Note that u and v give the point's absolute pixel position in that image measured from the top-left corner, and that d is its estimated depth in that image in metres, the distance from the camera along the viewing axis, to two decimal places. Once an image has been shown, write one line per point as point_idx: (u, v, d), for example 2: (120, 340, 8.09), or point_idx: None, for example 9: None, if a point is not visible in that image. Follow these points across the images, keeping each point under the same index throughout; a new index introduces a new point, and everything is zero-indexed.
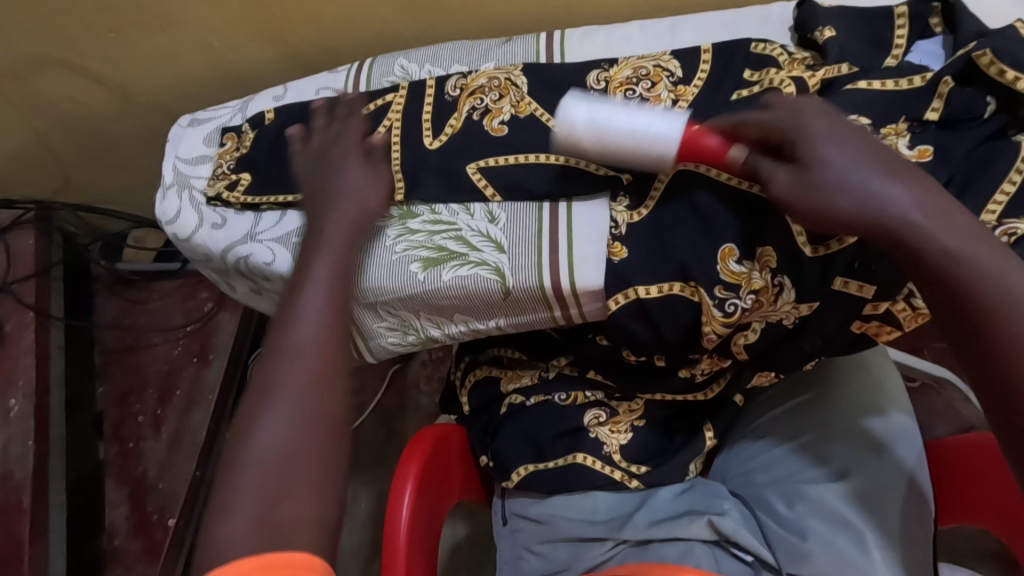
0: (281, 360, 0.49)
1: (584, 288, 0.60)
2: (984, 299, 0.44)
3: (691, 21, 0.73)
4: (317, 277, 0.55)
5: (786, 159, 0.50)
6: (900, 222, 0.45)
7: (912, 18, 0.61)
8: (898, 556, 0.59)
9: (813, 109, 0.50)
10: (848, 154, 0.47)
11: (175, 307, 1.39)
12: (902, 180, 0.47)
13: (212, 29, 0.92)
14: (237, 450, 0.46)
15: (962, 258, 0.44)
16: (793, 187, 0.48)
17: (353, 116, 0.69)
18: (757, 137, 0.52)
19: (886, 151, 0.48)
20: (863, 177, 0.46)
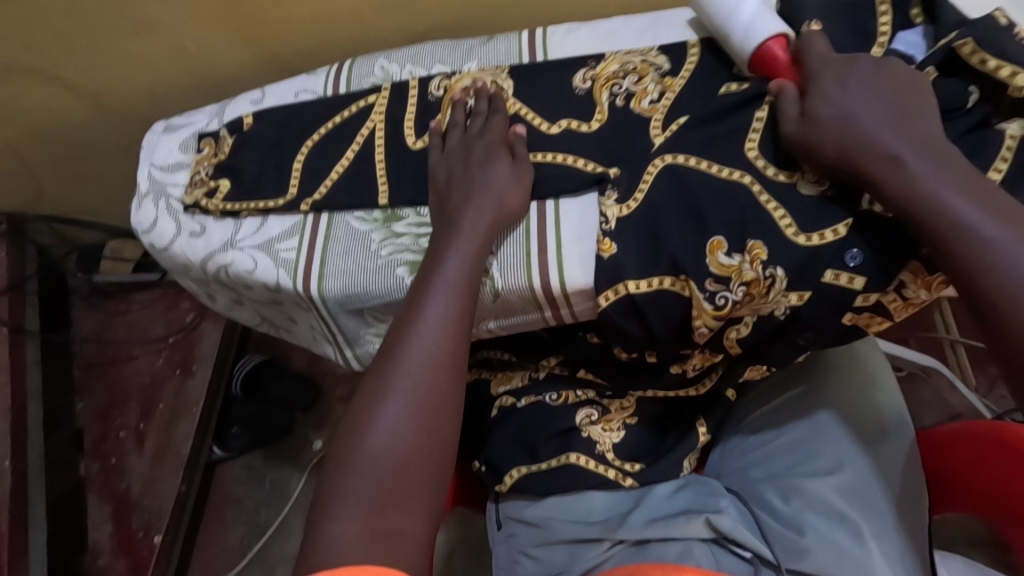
0: (395, 369, 0.54)
1: (573, 288, 0.58)
2: (960, 245, 0.46)
3: (673, 16, 0.72)
4: (443, 279, 0.57)
5: (801, 98, 0.54)
6: (888, 160, 0.49)
7: (894, 6, 0.61)
8: (891, 548, 0.59)
9: (849, 60, 0.53)
10: (860, 101, 0.51)
11: (156, 317, 1.37)
12: (907, 127, 0.50)
13: (185, 33, 0.89)
14: (352, 451, 0.51)
15: (954, 208, 0.46)
16: (798, 128, 0.53)
17: (495, 113, 0.66)
18: (802, 78, 0.55)
19: (893, 88, 0.51)
20: (858, 121, 0.50)
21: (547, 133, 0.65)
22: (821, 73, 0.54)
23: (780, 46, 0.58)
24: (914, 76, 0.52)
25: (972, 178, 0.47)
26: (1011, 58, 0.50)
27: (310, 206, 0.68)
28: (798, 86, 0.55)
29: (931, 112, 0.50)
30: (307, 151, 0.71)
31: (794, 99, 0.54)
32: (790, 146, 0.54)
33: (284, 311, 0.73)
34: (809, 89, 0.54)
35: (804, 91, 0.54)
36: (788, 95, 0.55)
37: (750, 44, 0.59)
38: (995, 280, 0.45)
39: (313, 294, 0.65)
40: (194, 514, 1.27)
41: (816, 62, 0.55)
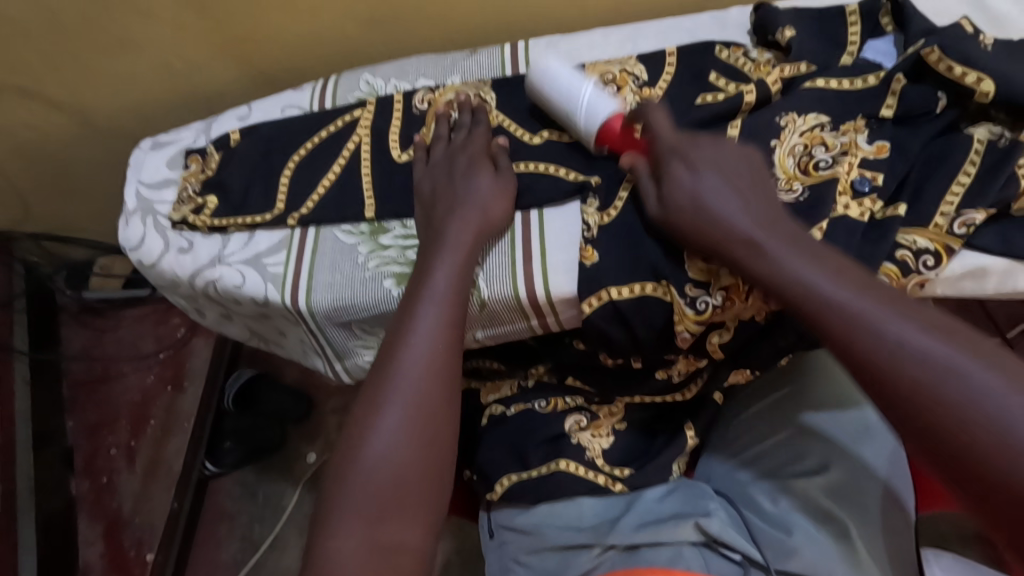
0: (390, 383, 0.54)
1: (558, 297, 0.59)
2: (829, 316, 0.46)
3: (651, 27, 0.73)
4: (433, 292, 0.57)
5: (656, 172, 0.55)
6: (751, 247, 0.50)
7: (863, 16, 0.63)
8: (877, 547, 0.60)
9: (688, 139, 0.55)
10: (711, 180, 0.52)
11: (147, 333, 1.37)
12: (757, 207, 0.51)
13: (171, 51, 0.90)
14: (349, 465, 0.52)
15: (816, 283, 0.47)
16: (659, 211, 0.54)
17: (477, 127, 0.67)
18: (650, 153, 0.56)
19: (741, 172, 0.53)
20: (706, 201, 0.51)
21: (530, 143, 0.66)
22: (677, 147, 0.55)
23: (620, 121, 0.59)
24: (748, 157, 0.54)
25: (826, 256, 0.48)
26: (976, 64, 0.52)
27: (297, 220, 0.68)
28: (653, 163, 0.56)
29: (774, 199, 0.52)
30: (294, 165, 0.71)
31: (650, 181, 0.56)
32: (656, 224, 0.55)
33: (273, 325, 0.73)
34: (665, 165, 0.54)
35: (658, 168, 0.55)
36: (646, 176, 0.56)
37: (589, 128, 0.61)
38: (867, 341, 0.44)
39: (302, 308, 0.66)
40: (187, 531, 1.26)
41: (661, 140, 0.55)
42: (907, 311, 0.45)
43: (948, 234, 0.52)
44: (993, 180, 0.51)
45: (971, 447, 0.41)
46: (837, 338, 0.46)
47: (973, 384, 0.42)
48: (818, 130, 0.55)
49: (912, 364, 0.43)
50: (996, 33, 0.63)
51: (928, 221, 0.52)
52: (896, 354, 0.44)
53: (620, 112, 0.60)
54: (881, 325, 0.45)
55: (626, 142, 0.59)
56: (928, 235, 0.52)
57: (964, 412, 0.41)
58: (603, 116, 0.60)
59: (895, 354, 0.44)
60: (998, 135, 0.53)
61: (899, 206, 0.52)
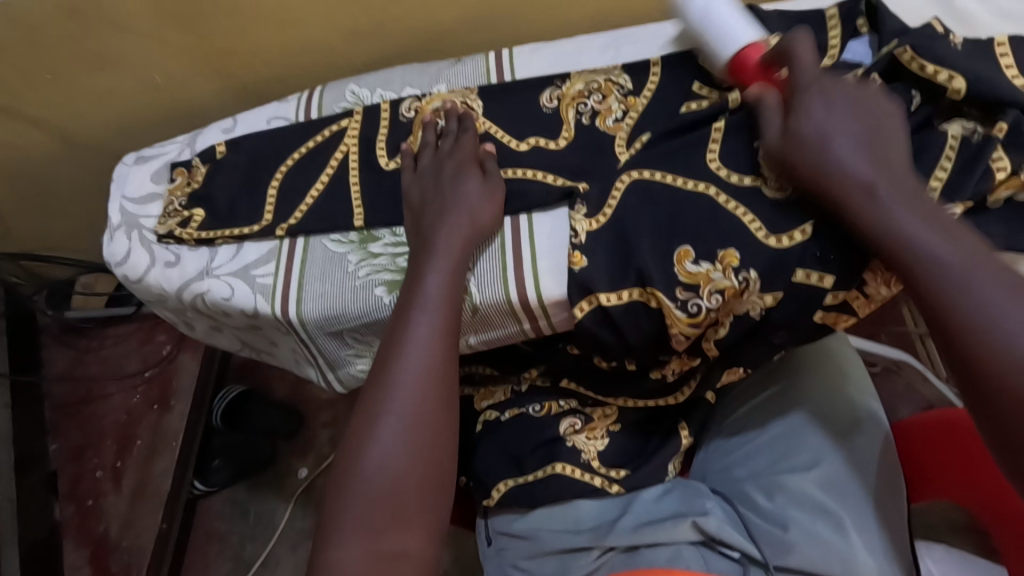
0: (385, 393, 0.54)
1: (550, 300, 0.60)
2: (933, 280, 0.47)
3: (633, 33, 0.74)
4: (426, 301, 0.57)
5: (785, 107, 0.55)
6: (865, 190, 0.50)
7: (842, 20, 0.64)
8: (872, 538, 0.61)
9: (833, 79, 0.54)
10: (839, 124, 0.51)
11: (131, 352, 1.35)
12: (878, 156, 0.51)
13: (153, 67, 0.90)
14: (347, 478, 0.52)
15: (921, 237, 0.48)
16: (778, 143, 0.54)
17: (463, 134, 0.67)
18: (783, 84, 0.56)
19: (873, 120, 0.52)
20: (834, 146, 0.51)
21: (517, 150, 0.67)
22: (808, 85, 0.54)
23: (756, 53, 0.60)
24: (887, 106, 0.53)
25: (926, 203, 0.49)
26: (947, 63, 0.54)
27: (285, 230, 0.68)
28: (783, 98, 0.55)
29: (903, 143, 0.52)
30: (281, 176, 0.71)
31: (774, 115, 0.55)
32: (767, 155, 0.55)
33: (263, 337, 0.73)
34: (795, 100, 0.54)
35: (788, 104, 0.54)
36: (773, 108, 0.55)
37: (726, 53, 0.61)
38: (959, 302, 0.46)
39: (292, 318, 0.65)
40: (177, 552, 1.23)
41: (804, 73, 0.54)
42: (1008, 277, 0.46)
43: None
44: (968, 176, 0.52)
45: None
46: (931, 300, 0.47)
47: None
48: None
49: (983, 326, 0.45)
50: (964, 32, 0.65)
51: None
52: (994, 330, 0.45)
53: (760, 44, 0.60)
54: (974, 292, 0.46)
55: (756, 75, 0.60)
56: None
57: None
58: (742, 44, 0.61)
59: (986, 323, 0.45)
60: (970, 130, 0.54)
61: None
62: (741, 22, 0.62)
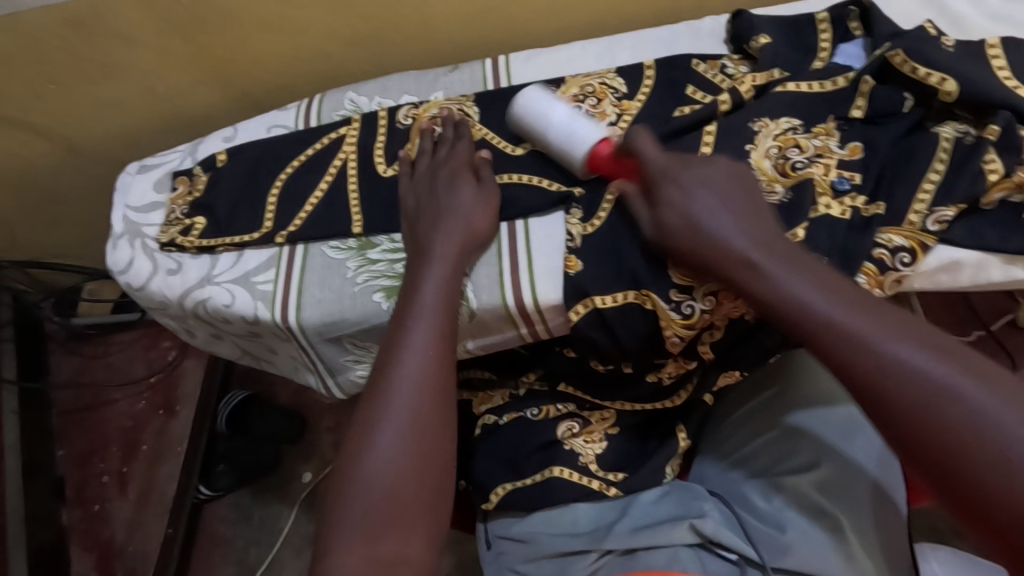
0: (382, 400, 0.55)
1: (546, 304, 0.60)
2: (835, 340, 0.46)
3: (628, 38, 0.74)
4: (423, 307, 0.58)
5: (650, 192, 0.55)
6: (745, 266, 0.50)
7: (832, 23, 0.64)
8: (869, 539, 0.61)
9: (682, 163, 0.54)
10: (702, 206, 0.52)
11: (136, 358, 1.36)
12: (756, 225, 0.51)
13: (155, 77, 0.91)
14: (345, 484, 0.52)
15: (810, 303, 0.47)
16: (657, 232, 0.54)
17: (457, 141, 0.67)
18: (640, 175, 0.57)
19: (745, 194, 0.53)
20: (704, 223, 0.51)
21: (513, 155, 0.67)
22: (666, 172, 0.55)
23: (607, 148, 0.60)
24: (734, 177, 0.54)
25: (808, 266, 0.49)
26: (939, 65, 0.54)
27: (285, 238, 0.69)
28: (643, 185, 0.56)
29: (765, 213, 0.52)
30: (281, 184, 0.72)
31: (644, 203, 0.56)
32: (655, 241, 0.55)
33: (263, 344, 0.73)
34: (656, 187, 0.55)
35: (651, 194, 0.55)
36: (637, 197, 0.56)
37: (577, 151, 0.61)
38: (867, 361, 0.44)
39: (292, 324, 0.66)
40: (182, 556, 1.24)
41: (654, 165, 0.55)
42: (900, 325, 0.46)
43: (921, 231, 0.53)
44: (960, 177, 0.53)
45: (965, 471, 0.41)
46: (842, 362, 0.46)
47: (957, 393, 0.42)
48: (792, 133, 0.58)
49: (890, 378, 0.44)
50: (957, 33, 0.65)
51: (902, 219, 0.53)
52: (901, 372, 0.43)
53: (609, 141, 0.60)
54: (877, 345, 0.45)
55: (613, 169, 0.60)
56: (903, 233, 0.53)
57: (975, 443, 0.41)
58: (590, 143, 0.60)
59: (889, 367, 0.44)
60: (963, 132, 0.54)
61: (878, 205, 0.54)
62: (569, 122, 0.62)
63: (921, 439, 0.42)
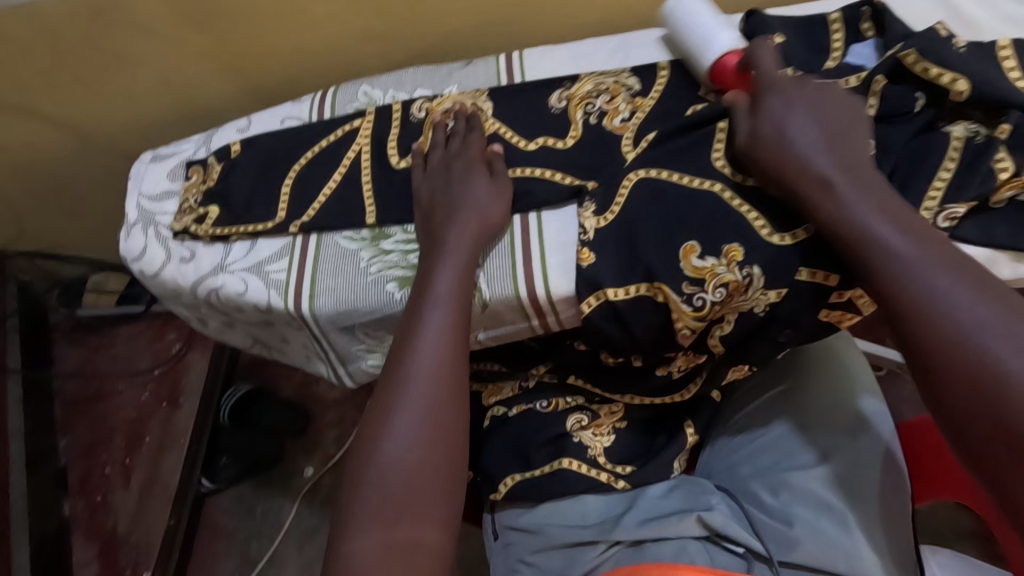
0: (400, 387, 0.55)
1: (559, 296, 0.60)
2: (893, 274, 0.48)
3: (641, 38, 0.75)
4: (439, 295, 0.58)
5: (755, 105, 0.57)
6: (823, 185, 0.52)
7: (845, 24, 0.65)
8: (878, 533, 0.61)
9: (796, 81, 0.57)
10: (798, 121, 0.54)
11: (142, 350, 1.37)
12: (841, 150, 0.54)
13: (169, 69, 0.92)
14: (361, 470, 0.53)
15: (872, 224, 0.50)
16: (746, 140, 0.56)
17: (469, 134, 0.69)
18: (755, 88, 0.59)
19: (840, 118, 0.55)
20: (793, 137, 0.54)
21: (525, 150, 0.68)
22: (776, 86, 0.57)
23: (735, 59, 0.64)
24: (851, 103, 0.56)
25: (887, 196, 0.51)
26: (951, 65, 0.55)
27: (299, 227, 0.69)
28: (753, 99, 0.58)
29: (864, 142, 0.55)
30: (296, 173, 0.73)
31: (746, 111, 0.58)
32: (738, 152, 0.57)
33: (275, 333, 0.74)
34: (759, 102, 0.57)
35: (756, 103, 0.57)
36: (743, 109, 0.58)
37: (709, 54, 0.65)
38: (908, 290, 0.47)
39: (305, 312, 0.66)
40: (184, 547, 1.24)
41: (765, 76, 0.58)
42: (960, 272, 0.47)
43: None
44: (972, 175, 0.53)
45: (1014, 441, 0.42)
46: (903, 302, 0.47)
47: (1008, 361, 0.43)
48: None
49: (951, 332, 0.45)
50: (970, 36, 0.66)
51: None
52: (956, 329, 0.45)
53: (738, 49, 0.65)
54: (935, 291, 0.46)
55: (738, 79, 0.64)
56: None
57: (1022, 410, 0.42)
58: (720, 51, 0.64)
59: (945, 317, 0.46)
60: (974, 132, 0.55)
61: None
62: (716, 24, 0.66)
63: (958, 389, 0.45)
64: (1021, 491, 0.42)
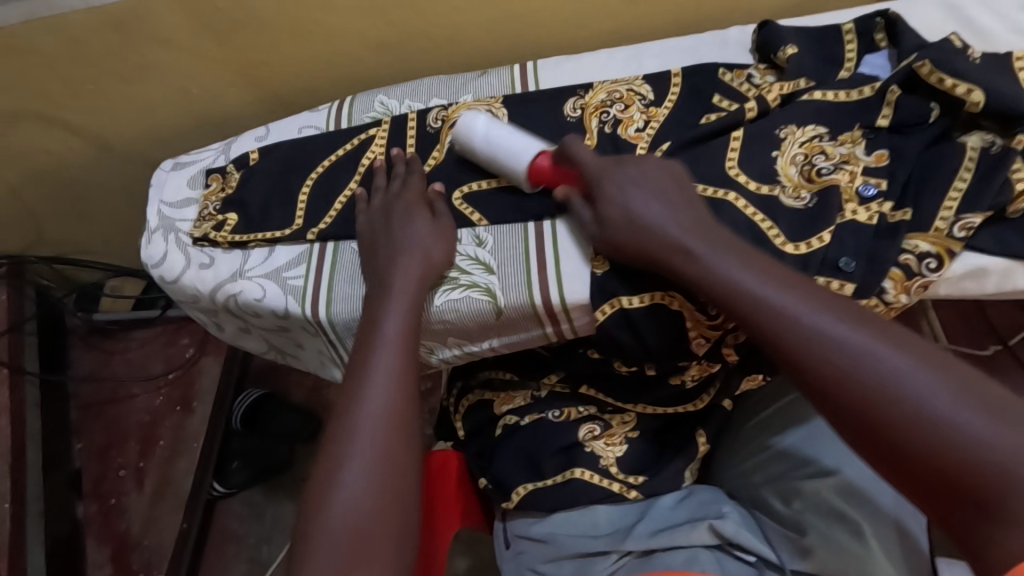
0: (348, 436, 0.55)
1: (573, 302, 0.61)
2: (779, 329, 0.48)
3: (655, 48, 0.76)
4: (386, 341, 0.58)
5: (592, 193, 0.60)
6: (683, 251, 0.53)
7: (858, 35, 0.65)
8: (890, 545, 0.59)
9: (619, 160, 0.60)
10: (628, 199, 0.57)
11: (155, 354, 1.39)
12: (676, 216, 0.55)
13: (189, 78, 0.94)
14: (310, 525, 0.52)
15: (753, 288, 0.50)
16: (599, 228, 0.58)
17: (410, 176, 0.69)
18: (582, 182, 0.61)
19: (663, 183, 0.57)
20: (640, 210, 0.56)
21: (541, 158, 0.68)
22: (604, 172, 0.59)
23: (548, 161, 0.63)
24: (666, 170, 0.58)
25: (755, 258, 0.52)
26: (966, 76, 0.55)
27: (316, 234, 0.70)
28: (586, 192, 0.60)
29: (698, 207, 0.56)
30: (313, 181, 0.74)
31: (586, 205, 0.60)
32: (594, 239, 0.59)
33: (291, 339, 0.75)
34: (596, 193, 0.59)
35: (591, 193, 0.60)
36: (580, 202, 0.60)
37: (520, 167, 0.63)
38: (797, 341, 0.47)
39: (322, 318, 0.67)
40: (195, 550, 1.25)
41: (591, 162, 0.60)
42: (838, 310, 0.48)
43: (948, 237, 0.54)
44: (988, 184, 0.53)
45: (944, 468, 0.42)
46: (791, 354, 0.48)
47: (914, 387, 0.43)
48: (817, 140, 0.59)
49: (853, 373, 0.45)
50: (982, 46, 0.66)
51: (928, 226, 0.54)
52: (852, 365, 0.45)
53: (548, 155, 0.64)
54: (822, 335, 0.47)
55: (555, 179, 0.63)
56: (929, 239, 0.54)
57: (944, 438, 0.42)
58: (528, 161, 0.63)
59: (843, 358, 0.46)
60: (989, 142, 0.55)
61: (905, 212, 0.55)
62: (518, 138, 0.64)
63: (885, 427, 0.44)
64: (979, 531, 0.41)
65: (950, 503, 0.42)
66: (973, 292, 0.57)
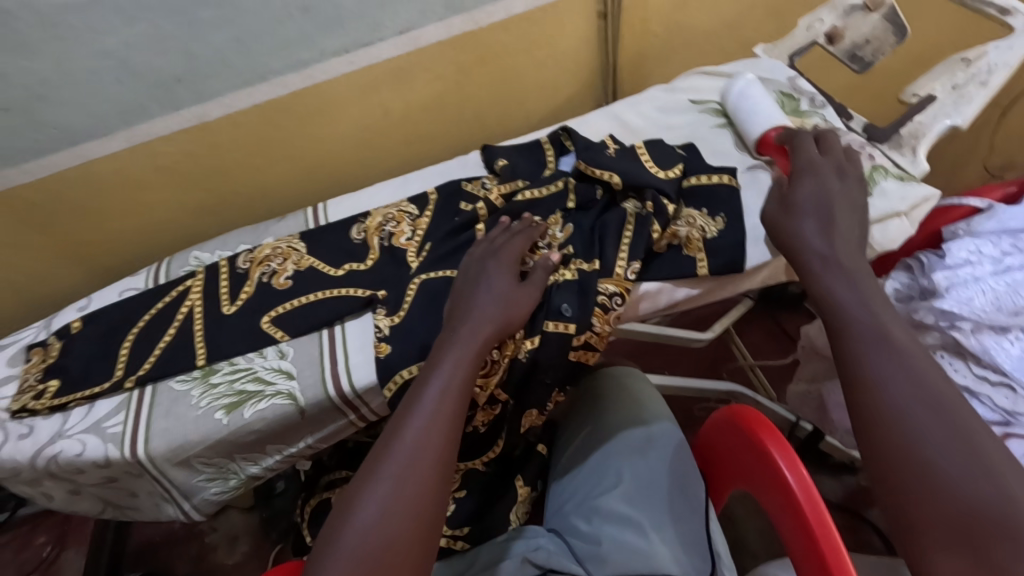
0: (388, 455, 0.57)
1: (362, 387, 0.72)
2: (853, 332, 0.56)
3: (420, 175, 0.95)
4: (438, 377, 0.62)
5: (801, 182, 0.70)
6: (817, 254, 0.63)
7: (554, 144, 0.88)
8: (666, 533, 0.71)
9: (839, 174, 0.69)
10: (808, 201, 0.67)
11: (5, 563, 1.27)
12: (832, 231, 0.64)
13: (14, 268, 1.00)
14: (343, 524, 0.54)
15: (850, 301, 0.58)
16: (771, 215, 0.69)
17: (519, 234, 0.74)
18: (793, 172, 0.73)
19: (845, 210, 0.66)
20: (800, 220, 0.66)
21: (336, 275, 0.81)
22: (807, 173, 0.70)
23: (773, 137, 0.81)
24: (852, 197, 0.67)
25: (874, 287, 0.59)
26: (608, 168, 0.79)
27: (134, 381, 0.77)
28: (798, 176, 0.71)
29: (856, 233, 0.64)
30: (132, 338, 0.81)
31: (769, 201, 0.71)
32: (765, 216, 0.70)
33: (122, 488, 0.78)
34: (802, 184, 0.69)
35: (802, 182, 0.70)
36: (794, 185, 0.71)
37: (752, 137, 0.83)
38: (856, 344, 0.55)
39: (140, 456, 0.72)
40: None
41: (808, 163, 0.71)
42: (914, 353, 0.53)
43: (626, 279, 0.72)
44: (638, 239, 0.74)
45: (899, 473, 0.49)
46: (845, 352, 0.56)
47: (911, 422, 0.50)
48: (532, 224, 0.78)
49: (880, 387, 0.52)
50: (630, 136, 0.91)
51: (613, 271, 0.72)
52: (885, 384, 0.52)
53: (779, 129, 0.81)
54: (880, 352, 0.54)
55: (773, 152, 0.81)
56: (614, 282, 0.72)
57: (913, 459, 0.49)
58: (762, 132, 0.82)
59: (881, 373, 0.53)
60: (637, 208, 0.77)
61: (595, 262, 0.73)
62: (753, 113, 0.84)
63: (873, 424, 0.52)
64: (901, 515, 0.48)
65: (865, 401, 0.53)
66: (652, 310, 0.77)
